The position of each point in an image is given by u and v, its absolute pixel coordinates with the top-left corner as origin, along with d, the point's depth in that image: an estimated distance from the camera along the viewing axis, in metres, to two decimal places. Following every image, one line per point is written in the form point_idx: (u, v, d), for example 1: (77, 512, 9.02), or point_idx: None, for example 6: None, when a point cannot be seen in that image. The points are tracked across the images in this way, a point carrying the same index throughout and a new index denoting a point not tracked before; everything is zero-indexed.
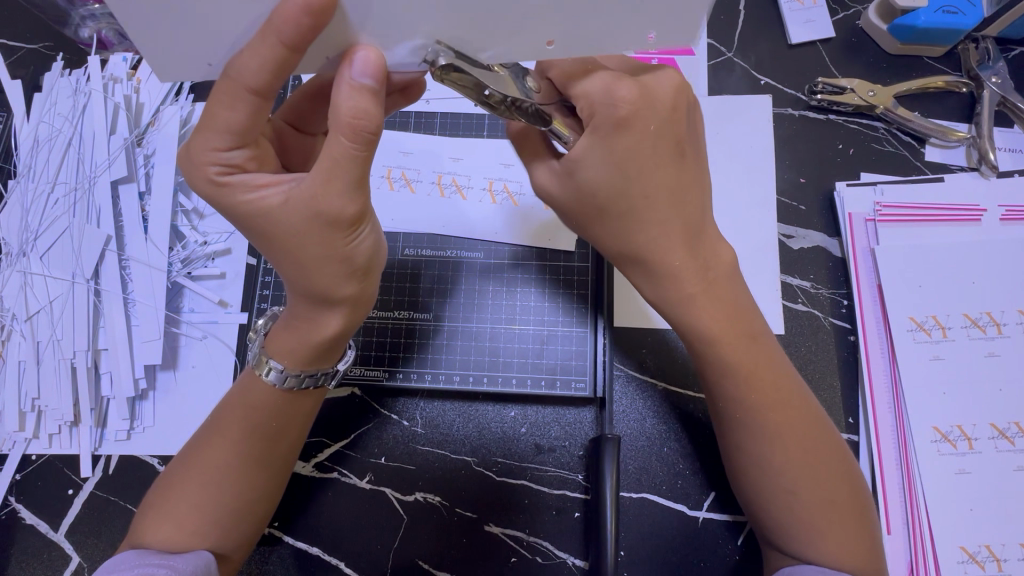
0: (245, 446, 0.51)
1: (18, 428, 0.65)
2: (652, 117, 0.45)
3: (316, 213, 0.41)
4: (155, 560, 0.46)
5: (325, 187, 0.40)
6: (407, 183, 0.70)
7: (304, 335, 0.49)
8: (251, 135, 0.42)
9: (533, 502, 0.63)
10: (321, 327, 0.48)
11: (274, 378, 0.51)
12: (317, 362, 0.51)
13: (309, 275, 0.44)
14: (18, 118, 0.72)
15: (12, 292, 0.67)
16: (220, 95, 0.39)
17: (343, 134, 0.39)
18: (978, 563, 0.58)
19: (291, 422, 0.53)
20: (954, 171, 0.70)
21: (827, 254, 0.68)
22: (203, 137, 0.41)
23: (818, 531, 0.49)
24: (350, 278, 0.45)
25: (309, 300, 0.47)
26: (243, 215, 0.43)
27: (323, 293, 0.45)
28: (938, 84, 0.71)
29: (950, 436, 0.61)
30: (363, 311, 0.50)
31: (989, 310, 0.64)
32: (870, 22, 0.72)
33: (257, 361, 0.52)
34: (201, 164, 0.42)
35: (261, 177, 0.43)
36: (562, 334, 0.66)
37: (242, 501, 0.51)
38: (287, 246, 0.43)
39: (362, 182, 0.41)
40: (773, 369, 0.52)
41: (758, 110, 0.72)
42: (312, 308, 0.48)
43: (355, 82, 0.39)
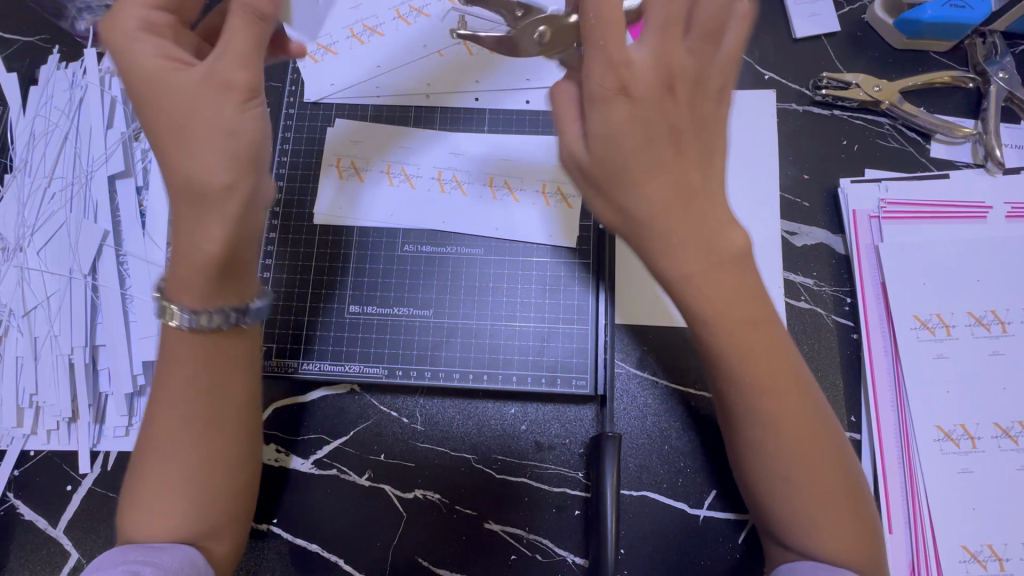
0: (192, 409, 0.48)
1: (16, 424, 0.64)
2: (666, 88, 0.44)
3: (209, 75, 0.44)
4: (141, 557, 0.45)
5: (223, 58, 0.44)
6: (406, 178, 0.69)
7: (186, 255, 0.44)
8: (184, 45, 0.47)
9: (532, 499, 0.62)
10: (203, 233, 0.44)
11: (180, 319, 0.46)
12: (218, 291, 0.46)
13: (195, 149, 0.43)
14: (14, 112, 0.71)
15: (9, 288, 0.66)
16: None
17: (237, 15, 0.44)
18: (980, 562, 0.58)
19: (229, 378, 0.49)
20: (960, 167, 0.69)
21: (831, 251, 0.68)
22: (133, 9, 0.44)
23: (812, 521, 0.46)
24: (227, 161, 0.43)
25: (186, 196, 0.44)
26: (138, 90, 0.44)
27: (200, 175, 0.43)
28: (944, 79, 0.70)
29: (953, 434, 0.61)
30: (240, 229, 0.45)
31: (994, 308, 0.63)
32: (877, 16, 0.72)
33: (160, 310, 0.47)
34: (124, 25, 0.44)
35: (174, 50, 0.44)
36: (563, 332, 0.65)
37: (216, 474, 0.49)
38: (175, 98, 0.43)
39: (252, 58, 0.45)
40: (777, 351, 0.47)
41: (761, 104, 0.71)
42: (191, 212, 0.44)
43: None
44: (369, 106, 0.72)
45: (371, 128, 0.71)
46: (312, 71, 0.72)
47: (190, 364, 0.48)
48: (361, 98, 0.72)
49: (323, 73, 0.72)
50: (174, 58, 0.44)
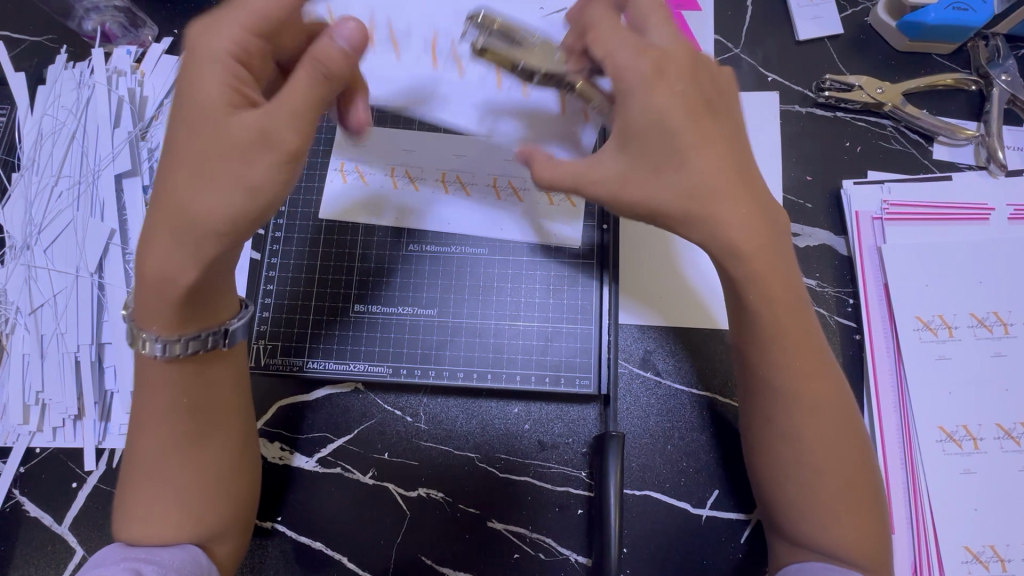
0: (177, 424, 0.49)
1: (22, 421, 0.65)
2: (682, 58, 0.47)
3: (260, 129, 0.42)
4: (140, 555, 0.47)
5: (285, 111, 0.42)
6: (410, 180, 0.69)
7: (149, 279, 0.44)
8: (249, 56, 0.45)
9: (535, 498, 0.63)
10: (171, 265, 0.43)
11: (154, 349, 0.46)
12: (178, 324, 0.46)
13: (202, 189, 0.42)
14: (21, 111, 0.72)
15: (16, 286, 0.66)
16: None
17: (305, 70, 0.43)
18: (982, 563, 0.58)
19: (213, 391, 0.51)
20: (962, 169, 0.69)
21: (833, 252, 0.68)
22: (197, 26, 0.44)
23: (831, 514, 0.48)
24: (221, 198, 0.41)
25: (172, 225, 0.42)
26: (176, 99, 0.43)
27: (196, 210, 0.42)
28: (947, 82, 0.70)
29: (955, 435, 0.61)
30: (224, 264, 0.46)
31: (996, 310, 0.64)
32: (880, 19, 0.72)
33: (131, 339, 0.47)
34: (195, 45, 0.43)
35: (229, 79, 0.43)
36: (567, 331, 0.66)
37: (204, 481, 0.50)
38: (196, 139, 0.42)
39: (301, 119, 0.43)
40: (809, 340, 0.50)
41: (764, 106, 0.71)
42: (167, 247, 0.42)
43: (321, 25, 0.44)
44: None
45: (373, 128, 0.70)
46: None
47: (174, 386, 0.48)
48: None
49: None
50: (242, 93, 0.43)
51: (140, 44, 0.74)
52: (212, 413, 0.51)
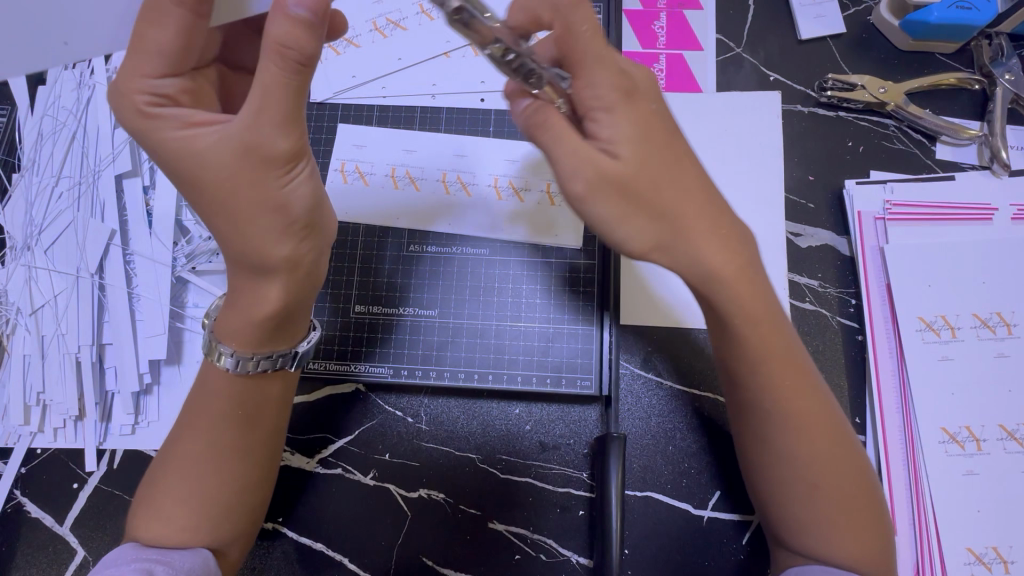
0: (224, 437, 0.50)
1: (24, 422, 0.65)
2: (650, 97, 0.49)
3: (245, 145, 0.43)
4: (154, 556, 0.47)
5: (258, 117, 0.43)
6: (411, 181, 0.69)
7: (242, 305, 0.48)
8: (184, 64, 0.44)
9: (536, 499, 0.63)
10: (262, 297, 0.48)
11: (229, 363, 0.50)
12: (267, 342, 0.50)
13: (242, 235, 0.45)
14: (21, 111, 0.71)
15: (16, 286, 0.66)
16: (150, 13, 0.41)
17: (273, 60, 0.41)
18: (985, 565, 0.58)
19: (263, 410, 0.52)
20: (965, 169, 0.69)
21: (835, 252, 0.68)
22: (135, 66, 0.43)
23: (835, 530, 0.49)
24: (286, 232, 0.46)
25: (241, 262, 0.47)
26: (169, 152, 0.44)
27: (256, 248, 0.46)
28: (950, 81, 0.70)
29: (958, 437, 0.61)
30: (304, 284, 0.49)
31: (999, 310, 0.63)
32: (882, 18, 0.71)
33: (207, 348, 0.51)
34: (129, 93, 0.43)
35: (191, 113, 0.44)
36: (568, 332, 0.66)
37: (235, 494, 0.51)
38: (215, 182, 0.44)
39: (293, 116, 0.43)
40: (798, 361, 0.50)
41: (767, 106, 0.71)
42: (251, 278, 0.48)
43: (288, 12, 0.41)
44: (376, 106, 0.72)
45: (375, 131, 0.71)
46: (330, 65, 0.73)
47: (232, 400, 0.50)
48: (366, 100, 0.72)
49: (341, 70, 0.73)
50: (201, 121, 0.45)
51: None
52: (256, 425, 0.52)
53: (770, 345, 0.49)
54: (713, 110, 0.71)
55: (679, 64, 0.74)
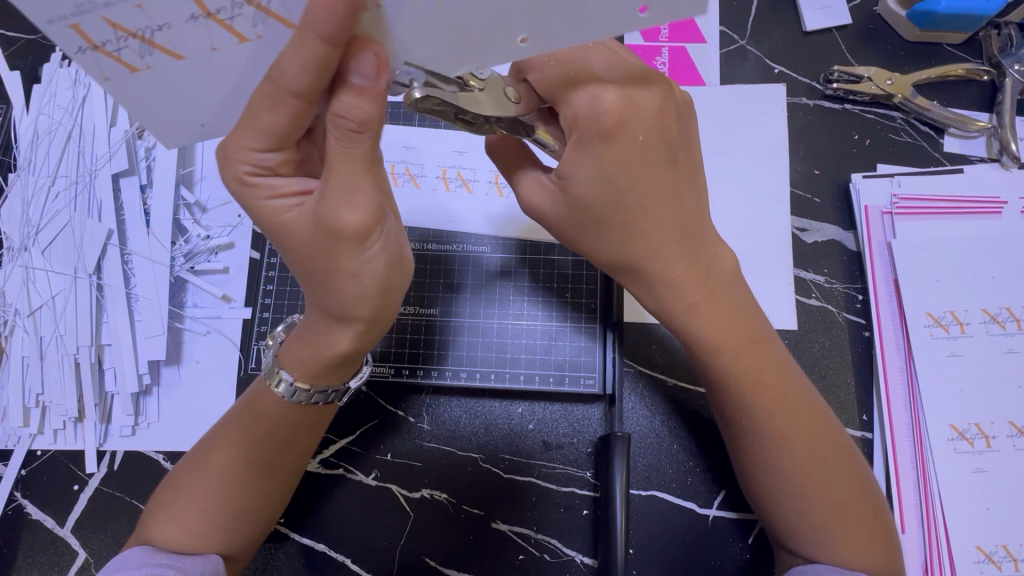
0: (252, 451, 0.49)
1: (22, 424, 0.64)
2: (639, 127, 0.43)
3: (322, 222, 0.38)
4: (164, 561, 0.46)
5: (337, 193, 0.37)
6: (411, 178, 0.69)
7: (319, 347, 0.46)
8: (289, 139, 0.39)
9: (540, 499, 0.62)
10: (333, 345, 0.45)
11: (284, 392, 0.48)
12: (324, 378, 0.48)
13: (321, 286, 0.42)
14: (17, 110, 0.71)
15: (14, 288, 0.66)
16: (264, 98, 0.36)
17: (332, 133, 0.37)
18: (994, 563, 0.57)
19: (302, 430, 0.51)
20: (974, 162, 0.68)
21: (842, 247, 0.67)
22: (240, 137, 0.39)
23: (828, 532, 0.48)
24: (362, 294, 0.42)
25: (325, 313, 0.44)
26: (264, 222, 0.42)
27: (336, 305, 0.42)
28: (958, 72, 0.69)
29: (967, 434, 0.60)
30: (380, 331, 0.46)
31: (1009, 305, 0.62)
32: (889, 8, 0.70)
33: (268, 370, 0.49)
34: (233, 162, 0.40)
35: (290, 184, 0.41)
36: (571, 330, 0.65)
37: (254, 505, 0.50)
38: (300, 252, 0.41)
39: (362, 187, 0.38)
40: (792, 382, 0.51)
41: (772, 98, 0.70)
42: (327, 322, 0.45)
43: (354, 84, 0.36)
44: None
45: None
46: None
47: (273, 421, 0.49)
48: None
49: None
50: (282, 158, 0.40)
51: None
52: (290, 448, 0.51)
53: (745, 361, 0.50)
54: (717, 104, 0.70)
55: (682, 57, 0.72)
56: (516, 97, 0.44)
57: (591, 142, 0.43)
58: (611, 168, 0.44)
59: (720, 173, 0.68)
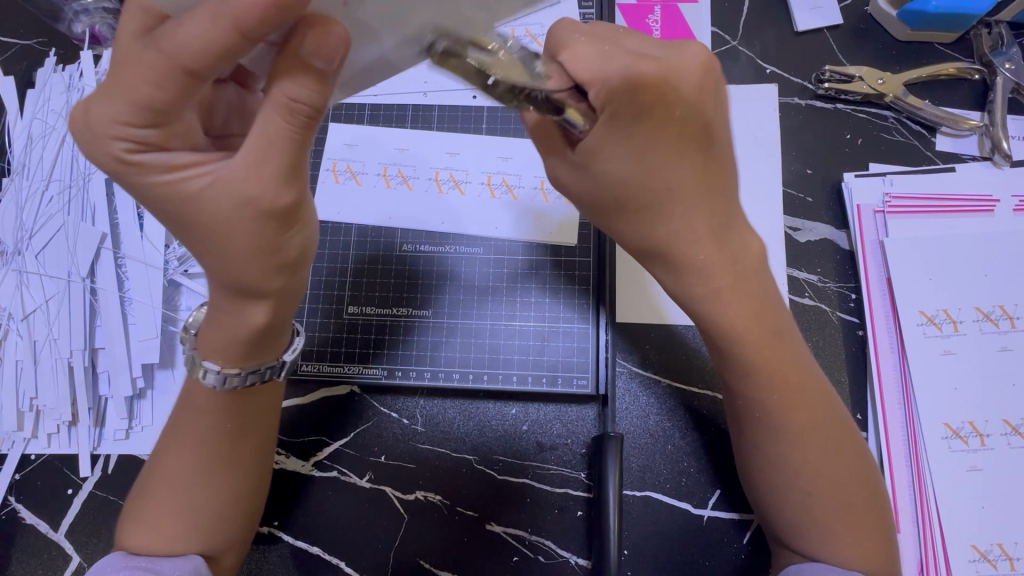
0: (209, 447, 0.49)
1: (16, 428, 0.64)
2: (679, 103, 0.42)
3: (243, 201, 0.38)
4: (141, 563, 0.46)
5: (258, 170, 0.37)
6: (404, 180, 0.69)
7: (230, 322, 0.45)
8: (168, 114, 0.36)
9: (534, 500, 0.62)
10: (246, 320, 0.44)
11: (214, 381, 0.47)
12: (250, 357, 0.47)
13: (229, 265, 0.41)
14: (11, 115, 0.71)
15: (8, 291, 0.66)
16: (148, 69, 0.34)
17: (279, 113, 0.37)
18: (990, 561, 0.57)
19: (251, 419, 0.51)
20: (966, 160, 0.68)
21: (835, 246, 0.67)
22: (109, 109, 0.35)
23: (833, 533, 0.48)
24: (278, 270, 0.42)
25: (233, 291, 0.43)
26: (161, 199, 0.39)
27: (247, 282, 0.42)
28: (949, 71, 0.69)
29: (961, 432, 0.60)
30: (292, 302, 0.46)
31: (1002, 303, 0.62)
32: (880, 8, 0.71)
33: (190, 364, 0.48)
34: (104, 139, 0.36)
35: (177, 158, 0.38)
36: (563, 330, 0.65)
37: (226, 502, 0.50)
38: (209, 227, 0.39)
39: (295, 168, 0.38)
40: (798, 365, 0.50)
41: (763, 99, 0.70)
42: (232, 299, 0.44)
43: (303, 59, 0.35)
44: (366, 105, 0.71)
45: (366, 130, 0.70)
46: None
47: (223, 414, 0.49)
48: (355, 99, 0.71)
49: None
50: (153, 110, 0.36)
51: None
52: (246, 439, 0.51)
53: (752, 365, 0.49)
54: None
55: None
56: (545, 74, 0.42)
57: (625, 120, 0.42)
58: (640, 147, 0.44)
59: None
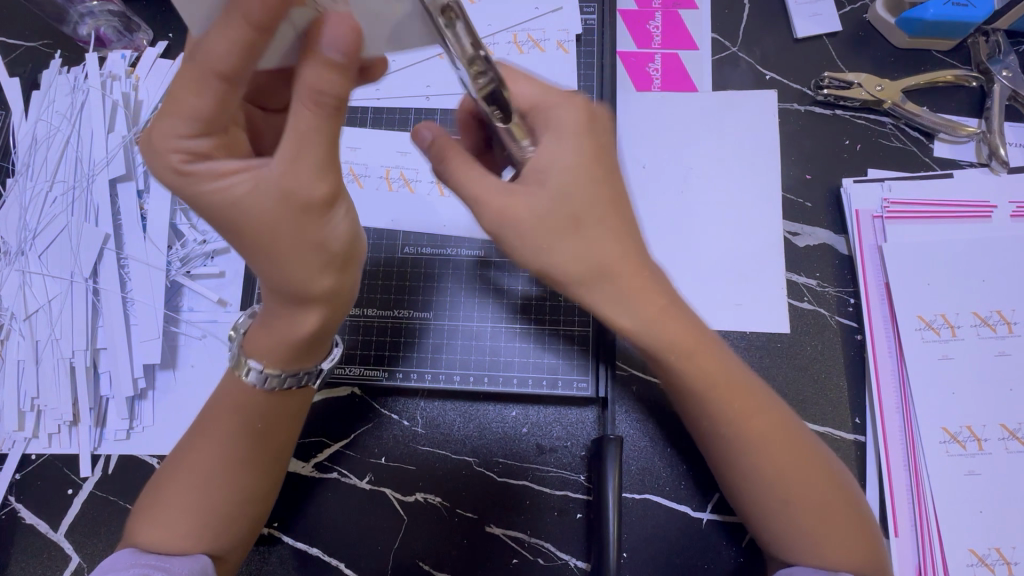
0: (233, 443, 0.50)
1: (17, 428, 0.64)
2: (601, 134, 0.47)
3: (285, 193, 0.39)
4: (151, 561, 0.46)
5: (296, 162, 0.38)
6: (405, 183, 0.69)
7: (285, 328, 0.46)
8: (216, 122, 0.38)
9: (534, 502, 0.62)
10: (298, 325, 0.46)
11: (254, 378, 0.49)
12: (295, 362, 0.49)
13: (283, 268, 0.42)
14: (17, 117, 0.72)
15: (10, 291, 0.66)
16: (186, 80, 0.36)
17: (306, 106, 0.37)
18: (988, 566, 0.57)
19: (279, 421, 0.51)
20: (963, 166, 0.68)
21: (834, 251, 0.67)
22: (167, 126, 0.38)
23: (822, 543, 0.48)
24: (326, 269, 0.43)
25: (285, 297, 0.44)
26: (213, 209, 0.40)
27: (295, 286, 0.43)
28: (947, 78, 0.70)
29: (959, 436, 0.60)
30: (340, 311, 0.48)
31: (999, 308, 0.63)
32: (878, 15, 0.71)
33: (235, 361, 0.50)
34: (164, 154, 0.38)
35: (227, 164, 0.39)
36: (563, 333, 0.65)
37: (236, 500, 0.50)
38: (259, 231, 0.40)
39: (331, 163, 0.39)
40: (737, 378, 0.50)
41: (763, 105, 0.71)
42: (285, 305, 0.45)
43: (325, 57, 0.36)
44: (369, 109, 0.72)
45: (370, 133, 0.71)
46: None
47: (258, 411, 0.50)
48: (359, 103, 0.72)
49: None
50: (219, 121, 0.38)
51: (136, 49, 0.74)
52: (270, 440, 0.51)
53: (713, 375, 0.49)
54: (708, 110, 0.71)
55: (674, 63, 0.73)
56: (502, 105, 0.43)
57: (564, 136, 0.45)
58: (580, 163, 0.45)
59: (712, 179, 0.69)
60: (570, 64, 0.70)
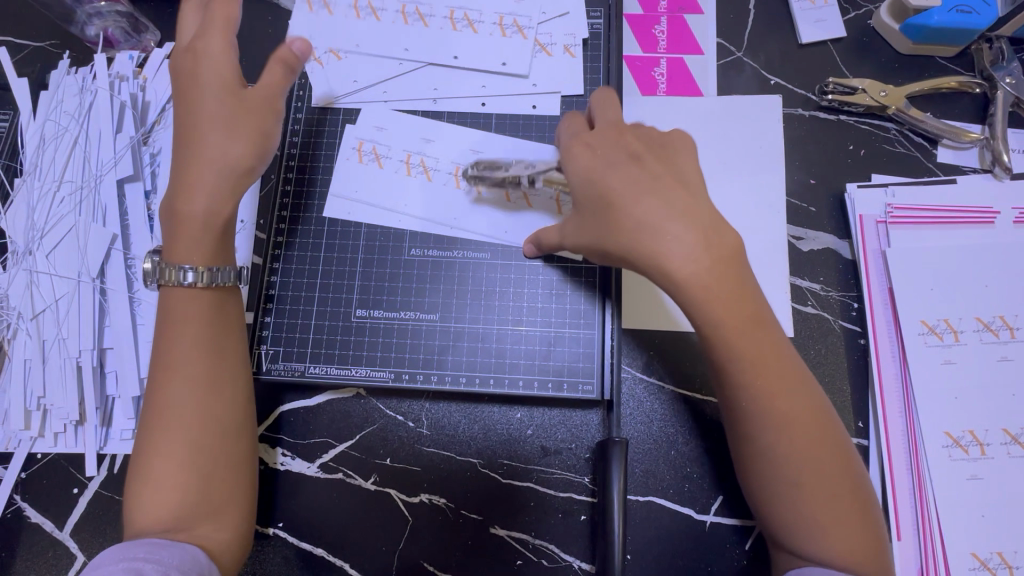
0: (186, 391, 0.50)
1: (24, 427, 0.64)
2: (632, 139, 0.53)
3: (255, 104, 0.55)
4: (139, 555, 0.45)
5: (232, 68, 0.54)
6: (425, 170, 0.69)
7: (191, 218, 0.52)
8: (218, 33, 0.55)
9: (539, 504, 0.62)
10: (208, 207, 0.52)
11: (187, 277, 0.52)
12: (212, 251, 0.53)
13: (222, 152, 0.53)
14: (25, 117, 0.72)
15: (17, 291, 0.66)
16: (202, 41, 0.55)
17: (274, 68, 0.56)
18: (989, 570, 0.58)
19: (225, 354, 0.53)
20: (966, 172, 0.69)
21: (837, 255, 0.68)
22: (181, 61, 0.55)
23: (825, 524, 0.47)
24: (234, 142, 0.53)
25: (232, 181, 0.53)
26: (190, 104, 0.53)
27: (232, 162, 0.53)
28: (951, 84, 0.70)
29: (962, 441, 0.61)
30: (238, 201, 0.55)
31: (1002, 314, 0.63)
32: (883, 22, 0.72)
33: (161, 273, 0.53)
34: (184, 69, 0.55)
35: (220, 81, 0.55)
36: (569, 336, 0.65)
37: (204, 452, 0.50)
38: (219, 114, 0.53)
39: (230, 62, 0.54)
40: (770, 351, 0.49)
41: (768, 109, 0.71)
42: (228, 186, 0.53)
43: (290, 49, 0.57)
44: (376, 111, 0.71)
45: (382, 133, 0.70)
46: (318, 76, 0.71)
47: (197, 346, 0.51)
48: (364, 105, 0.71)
49: (341, 75, 0.71)
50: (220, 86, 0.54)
51: (144, 50, 0.75)
52: (221, 384, 0.52)
53: (747, 344, 0.48)
54: (713, 114, 0.71)
55: (679, 68, 0.74)
56: None
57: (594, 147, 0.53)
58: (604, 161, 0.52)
59: (717, 183, 0.69)
60: (577, 67, 0.71)
